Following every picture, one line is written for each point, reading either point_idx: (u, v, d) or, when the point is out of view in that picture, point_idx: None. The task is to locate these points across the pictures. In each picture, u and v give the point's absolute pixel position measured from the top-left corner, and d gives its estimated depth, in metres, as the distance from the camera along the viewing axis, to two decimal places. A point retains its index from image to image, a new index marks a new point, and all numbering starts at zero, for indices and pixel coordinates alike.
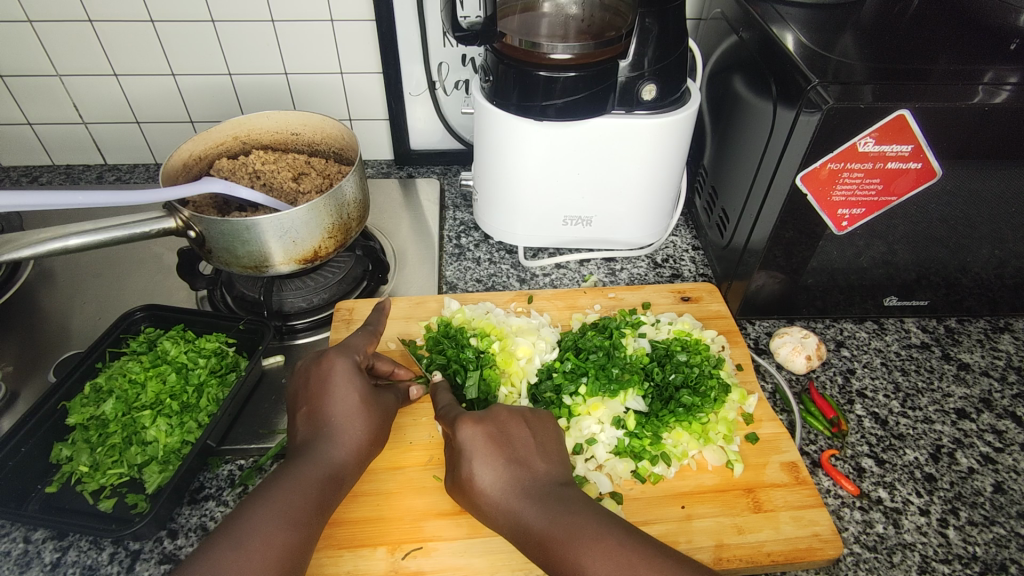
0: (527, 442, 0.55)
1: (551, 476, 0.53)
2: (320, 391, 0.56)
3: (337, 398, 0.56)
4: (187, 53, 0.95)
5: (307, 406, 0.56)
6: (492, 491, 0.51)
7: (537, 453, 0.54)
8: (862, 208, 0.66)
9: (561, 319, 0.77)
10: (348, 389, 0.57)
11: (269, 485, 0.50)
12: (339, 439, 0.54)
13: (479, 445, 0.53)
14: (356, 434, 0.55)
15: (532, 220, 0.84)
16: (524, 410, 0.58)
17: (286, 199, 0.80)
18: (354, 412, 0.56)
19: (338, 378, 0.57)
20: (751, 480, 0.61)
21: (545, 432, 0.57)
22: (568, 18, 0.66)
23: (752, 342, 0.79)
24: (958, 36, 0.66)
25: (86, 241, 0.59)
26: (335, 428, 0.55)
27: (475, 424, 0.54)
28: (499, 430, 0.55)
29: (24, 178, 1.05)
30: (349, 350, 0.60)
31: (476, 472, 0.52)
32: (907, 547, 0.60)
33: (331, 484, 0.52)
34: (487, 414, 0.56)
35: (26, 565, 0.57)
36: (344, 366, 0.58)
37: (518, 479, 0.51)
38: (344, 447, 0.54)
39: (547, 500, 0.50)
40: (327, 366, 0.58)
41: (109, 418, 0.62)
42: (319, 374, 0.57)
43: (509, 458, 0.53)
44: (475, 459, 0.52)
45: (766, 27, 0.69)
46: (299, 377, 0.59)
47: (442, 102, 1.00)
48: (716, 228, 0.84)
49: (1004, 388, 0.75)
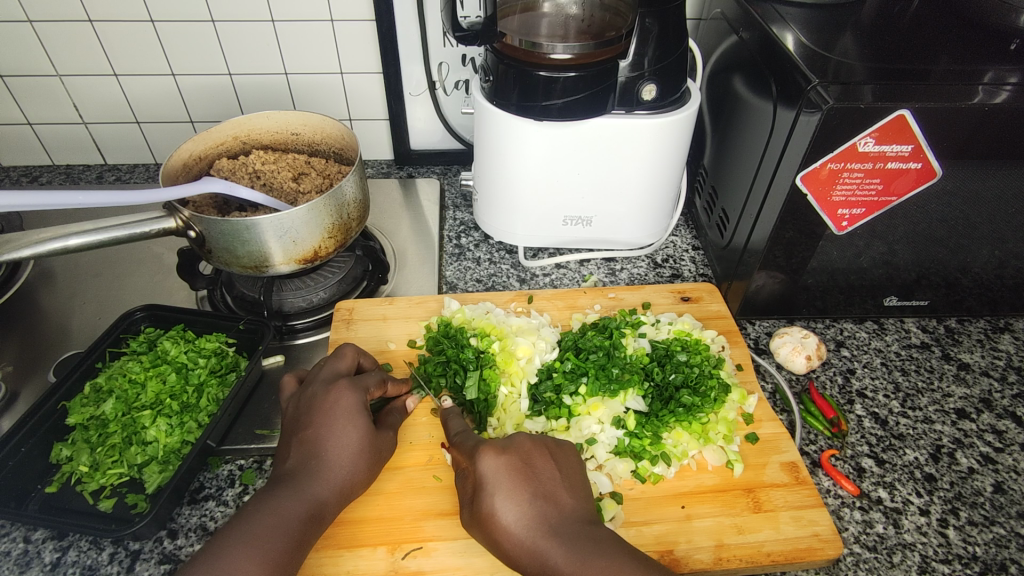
0: (553, 476, 0.54)
1: (577, 512, 0.51)
2: (321, 422, 0.56)
3: (337, 434, 0.56)
4: (187, 53, 0.95)
5: (303, 436, 0.56)
6: (517, 528, 0.50)
7: (563, 487, 0.53)
8: (862, 208, 0.66)
9: (561, 319, 0.77)
10: (347, 426, 0.56)
11: (251, 514, 0.49)
12: (326, 477, 0.54)
13: (503, 480, 0.52)
14: (344, 472, 0.55)
15: (532, 220, 0.84)
16: (547, 441, 0.57)
17: (286, 199, 0.80)
18: (347, 451, 0.55)
19: (341, 415, 0.57)
20: (751, 480, 0.61)
21: (567, 465, 0.56)
22: (568, 18, 0.66)
23: (752, 342, 0.79)
24: (958, 36, 0.66)
25: (86, 241, 0.59)
26: (325, 464, 0.54)
27: (498, 457, 0.54)
28: (523, 464, 0.54)
29: (24, 178, 1.05)
30: (358, 385, 0.60)
31: (499, 508, 0.51)
32: (907, 547, 0.60)
33: (311, 522, 0.51)
34: (510, 446, 0.55)
35: (27, 565, 0.57)
36: (350, 403, 0.58)
37: (544, 515, 0.50)
38: (330, 485, 0.53)
39: (575, 538, 0.48)
40: (334, 400, 0.58)
41: (109, 418, 0.62)
42: (325, 406, 0.57)
43: (536, 492, 0.52)
44: (499, 494, 0.51)
45: (766, 27, 0.69)
46: (305, 403, 0.59)
47: (442, 102, 0.99)
48: (716, 228, 0.84)
49: (1004, 388, 0.75)
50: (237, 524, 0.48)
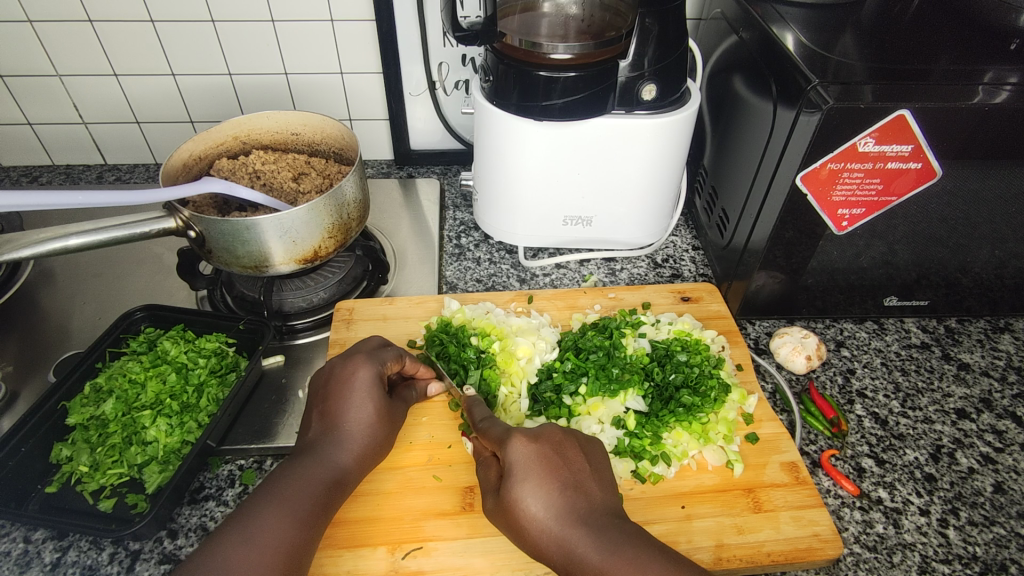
0: (582, 467, 0.53)
1: (606, 504, 0.51)
2: (339, 394, 0.57)
3: (354, 405, 0.56)
4: (187, 53, 0.95)
5: (322, 408, 0.57)
6: (545, 518, 0.49)
7: (592, 479, 0.53)
8: (862, 208, 0.66)
9: (561, 319, 0.77)
10: (365, 396, 0.57)
11: (274, 487, 0.50)
12: (345, 446, 0.55)
13: (533, 469, 0.51)
14: (364, 441, 0.56)
15: (532, 220, 0.84)
16: (576, 434, 0.57)
17: (286, 199, 0.80)
18: (365, 421, 0.56)
19: (360, 387, 0.57)
20: (751, 480, 0.61)
21: (595, 456, 0.56)
22: (568, 18, 0.66)
23: (752, 342, 0.79)
24: (958, 36, 0.66)
25: (86, 241, 0.59)
26: (345, 434, 0.55)
27: (529, 445, 0.53)
28: (553, 453, 0.53)
29: (24, 178, 1.05)
30: (375, 358, 0.60)
31: (528, 496, 0.50)
32: (907, 547, 0.60)
33: (334, 490, 0.52)
34: (541, 435, 0.55)
35: (27, 565, 0.57)
36: (367, 375, 0.58)
37: (574, 505, 0.50)
38: (350, 454, 0.55)
39: (605, 531, 0.48)
40: (353, 373, 0.58)
41: (109, 418, 0.62)
42: (343, 380, 0.58)
43: (566, 483, 0.51)
44: (528, 483, 0.51)
45: (766, 27, 0.69)
46: (322, 378, 0.59)
47: (442, 102, 0.99)
48: (716, 228, 0.84)
49: (1004, 388, 0.75)
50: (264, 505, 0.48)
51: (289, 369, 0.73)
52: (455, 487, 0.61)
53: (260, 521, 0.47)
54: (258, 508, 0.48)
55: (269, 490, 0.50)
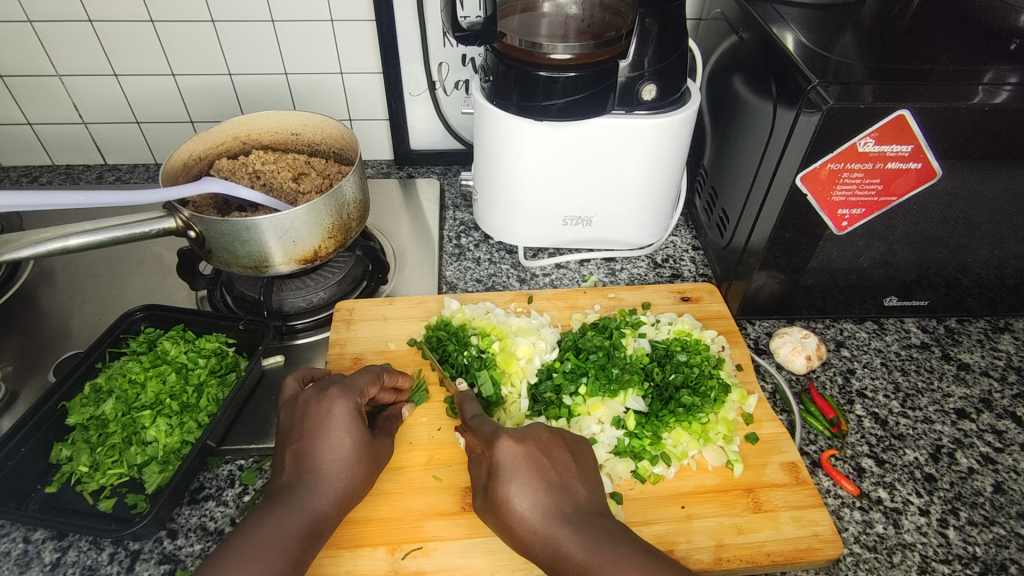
0: (567, 466, 0.54)
1: (591, 503, 0.52)
2: (314, 432, 0.55)
3: (331, 446, 0.55)
4: (187, 53, 0.95)
5: (298, 447, 0.55)
6: (531, 516, 0.50)
7: (577, 478, 0.53)
8: (862, 208, 0.66)
9: (561, 319, 0.77)
10: (343, 436, 0.56)
11: (246, 535, 0.48)
12: (321, 491, 0.53)
13: (521, 468, 0.52)
14: (342, 485, 0.54)
15: (532, 220, 0.84)
16: (563, 432, 0.57)
17: (286, 199, 0.80)
18: (342, 463, 0.55)
19: (336, 424, 0.56)
20: (751, 480, 0.61)
21: (582, 455, 0.56)
22: (568, 18, 0.66)
23: (752, 342, 0.79)
24: (959, 36, 0.66)
25: (85, 241, 0.59)
26: (322, 478, 0.53)
27: (516, 444, 0.53)
28: (539, 451, 0.54)
29: (24, 178, 1.05)
30: (351, 389, 0.59)
31: (515, 496, 0.51)
32: (907, 547, 0.60)
33: (308, 539, 0.50)
34: (528, 434, 0.55)
35: (26, 565, 0.57)
36: (344, 410, 0.57)
37: (560, 504, 0.51)
38: (327, 499, 0.53)
39: (591, 529, 0.49)
40: (329, 409, 0.56)
41: (109, 418, 0.62)
42: (320, 414, 0.56)
43: (550, 482, 0.52)
44: (513, 482, 0.51)
45: (766, 27, 0.69)
46: (298, 414, 0.57)
47: (442, 102, 0.99)
48: (716, 228, 0.84)
49: (1004, 388, 0.75)
50: (234, 547, 0.47)
51: (289, 370, 0.73)
52: (455, 487, 0.61)
53: (230, 570, 0.45)
54: (228, 556, 0.46)
55: (242, 536, 0.48)
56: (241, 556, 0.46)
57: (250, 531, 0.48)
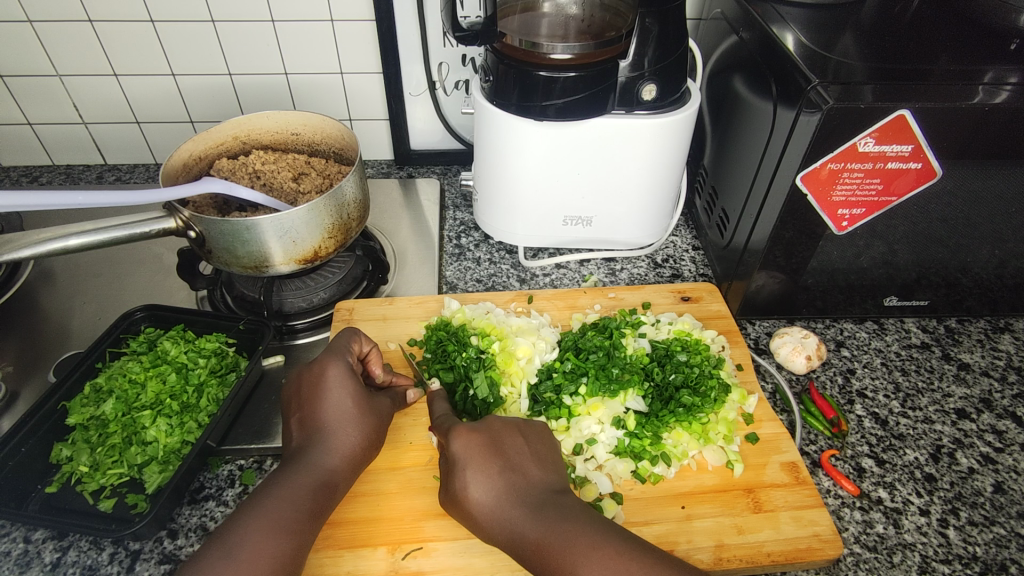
0: (522, 450, 0.54)
1: (545, 483, 0.52)
2: (312, 398, 0.56)
3: (331, 405, 0.56)
4: (187, 53, 0.95)
5: (301, 413, 0.56)
6: (485, 500, 0.50)
7: (532, 460, 0.53)
8: (862, 208, 0.66)
9: (561, 319, 0.77)
10: (341, 394, 0.57)
11: (264, 493, 0.49)
12: (330, 445, 0.54)
13: (472, 454, 0.52)
14: (352, 440, 0.55)
15: (532, 220, 0.84)
16: (518, 420, 0.58)
17: (286, 199, 0.80)
18: (346, 419, 0.56)
19: (331, 386, 0.57)
20: (751, 480, 0.61)
21: (538, 440, 0.56)
22: (568, 18, 0.66)
23: (752, 341, 0.79)
24: (958, 36, 0.66)
25: (86, 241, 0.59)
26: (330, 435, 0.55)
27: (467, 433, 0.54)
28: (490, 437, 0.54)
29: (24, 178, 1.05)
30: (339, 352, 0.60)
31: (470, 484, 0.51)
32: (907, 547, 0.60)
33: (326, 489, 0.52)
34: (481, 425, 0.56)
35: (26, 565, 0.57)
36: (336, 373, 0.58)
37: (513, 487, 0.51)
38: (336, 455, 0.54)
39: (544, 509, 0.49)
40: (322, 372, 0.58)
41: (109, 418, 0.62)
42: (314, 379, 0.58)
43: (504, 464, 0.52)
44: (468, 470, 0.51)
45: (766, 27, 0.69)
46: (296, 383, 0.59)
47: (442, 102, 0.99)
48: (716, 228, 0.84)
49: (1004, 388, 0.75)
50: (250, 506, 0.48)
51: (289, 369, 0.73)
52: None
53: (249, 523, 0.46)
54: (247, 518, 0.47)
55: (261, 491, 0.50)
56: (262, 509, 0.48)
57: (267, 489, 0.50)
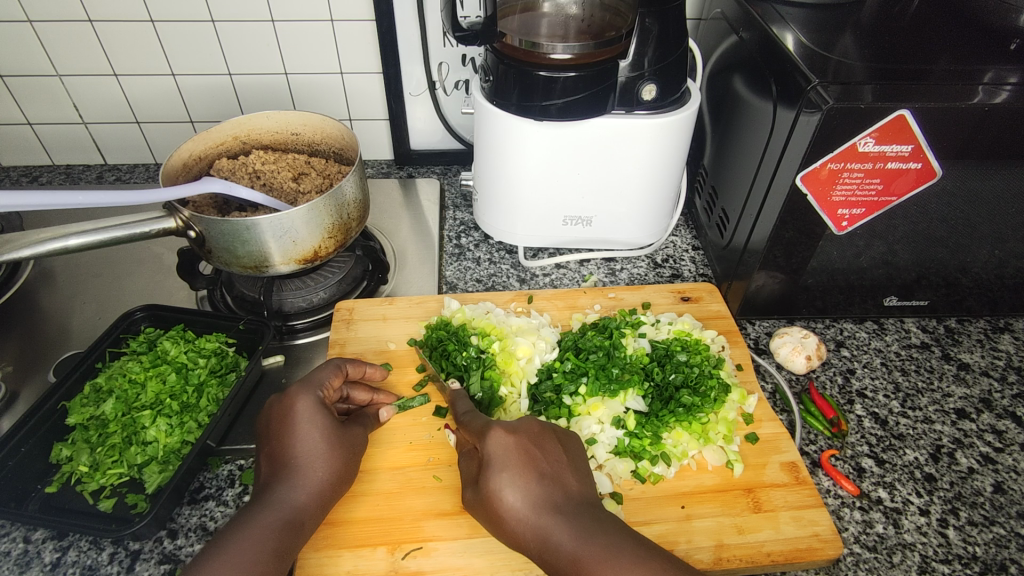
0: (559, 458, 0.54)
1: (582, 494, 0.52)
2: (282, 432, 0.55)
3: (298, 439, 0.54)
4: (187, 54, 0.95)
5: (268, 449, 0.55)
6: (521, 507, 0.50)
7: (568, 470, 0.53)
8: (862, 208, 0.66)
9: (561, 319, 0.77)
10: (310, 428, 0.55)
11: (227, 533, 0.48)
12: (298, 482, 0.52)
13: (511, 459, 0.52)
14: (318, 476, 0.54)
15: (532, 221, 0.84)
16: (555, 428, 0.58)
17: (286, 199, 0.80)
18: (316, 454, 0.54)
19: (300, 420, 0.55)
20: (751, 480, 0.61)
21: (573, 450, 0.56)
22: (568, 18, 0.66)
23: (752, 342, 0.79)
24: (958, 36, 0.66)
25: (85, 241, 0.59)
26: (297, 471, 0.53)
27: (507, 436, 0.54)
28: (531, 444, 0.54)
29: (24, 178, 1.05)
30: (311, 385, 0.59)
31: (507, 486, 0.51)
32: (907, 547, 0.60)
33: (291, 529, 0.50)
34: (519, 428, 0.56)
35: (27, 565, 0.57)
36: (305, 405, 0.57)
37: (551, 495, 0.50)
38: (306, 491, 0.52)
39: (581, 518, 0.49)
40: (290, 406, 0.56)
41: (109, 418, 0.62)
42: (282, 414, 0.56)
43: (542, 473, 0.52)
44: (506, 472, 0.51)
45: (766, 27, 0.69)
46: (265, 418, 0.57)
47: (442, 102, 0.99)
48: (716, 228, 0.84)
49: (1004, 388, 0.75)
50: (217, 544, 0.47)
51: (290, 369, 0.73)
52: (455, 487, 0.61)
53: (213, 563, 0.45)
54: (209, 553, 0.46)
55: (226, 535, 0.48)
56: (229, 552, 0.46)
57: (233, 531, 0.48)
